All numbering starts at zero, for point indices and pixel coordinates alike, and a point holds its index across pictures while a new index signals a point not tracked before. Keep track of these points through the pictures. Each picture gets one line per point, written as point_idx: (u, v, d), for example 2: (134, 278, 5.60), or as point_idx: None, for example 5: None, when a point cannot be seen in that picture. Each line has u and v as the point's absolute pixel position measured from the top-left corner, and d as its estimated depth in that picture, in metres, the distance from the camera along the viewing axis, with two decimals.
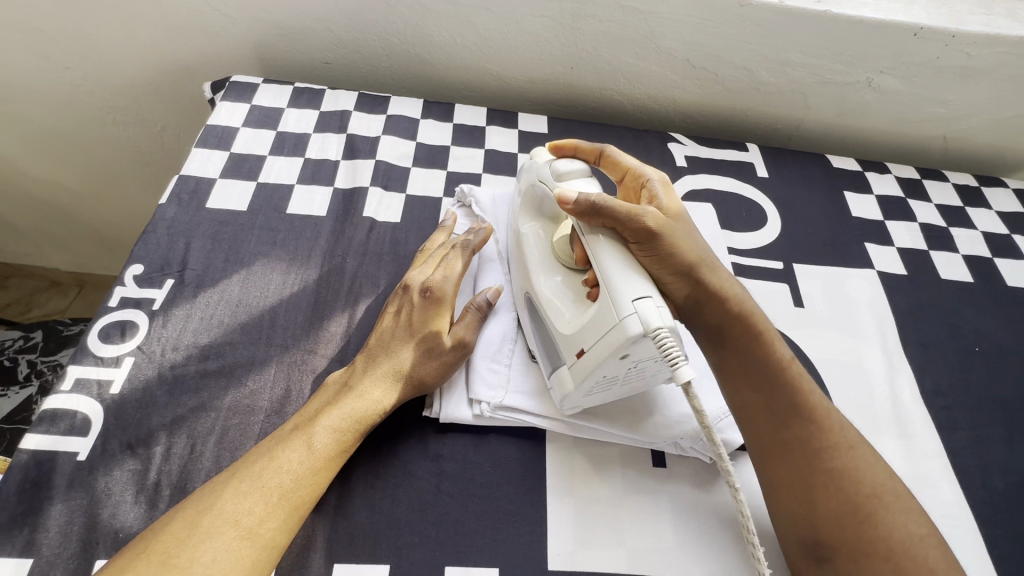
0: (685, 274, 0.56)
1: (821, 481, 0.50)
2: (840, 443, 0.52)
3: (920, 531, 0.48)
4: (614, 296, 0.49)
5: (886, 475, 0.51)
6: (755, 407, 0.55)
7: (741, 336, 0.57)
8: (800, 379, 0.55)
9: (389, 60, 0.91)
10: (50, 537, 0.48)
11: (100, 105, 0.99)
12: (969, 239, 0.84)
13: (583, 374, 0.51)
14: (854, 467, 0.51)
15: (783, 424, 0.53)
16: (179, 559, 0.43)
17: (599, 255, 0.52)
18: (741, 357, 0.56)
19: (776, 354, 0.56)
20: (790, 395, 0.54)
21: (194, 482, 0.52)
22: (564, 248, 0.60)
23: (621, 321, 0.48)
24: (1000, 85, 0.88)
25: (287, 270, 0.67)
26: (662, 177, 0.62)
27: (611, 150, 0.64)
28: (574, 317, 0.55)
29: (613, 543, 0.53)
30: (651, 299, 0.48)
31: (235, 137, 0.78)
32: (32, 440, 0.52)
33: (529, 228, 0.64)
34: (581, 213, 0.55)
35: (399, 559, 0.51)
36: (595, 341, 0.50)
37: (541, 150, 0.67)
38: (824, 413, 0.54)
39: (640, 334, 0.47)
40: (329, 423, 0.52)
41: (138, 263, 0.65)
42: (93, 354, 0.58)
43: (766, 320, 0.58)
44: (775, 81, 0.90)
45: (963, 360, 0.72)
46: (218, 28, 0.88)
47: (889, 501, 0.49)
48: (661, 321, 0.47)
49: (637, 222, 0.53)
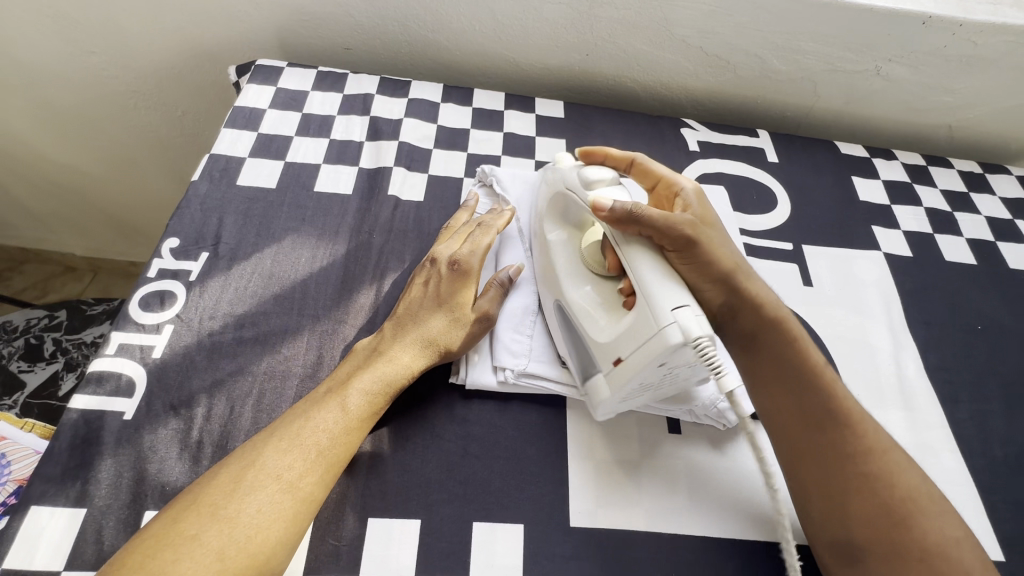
0: (718, 282, 0.57)
1: (854, 484, 0.50)
2: (875, 447, 0.52)
3: (955, 534, 0.48)
4: (653, 306, 0.50)
5: (921, 478, 0.51)
6: (785, 414, 0.55)
7: (772, 344, 0.57)
8: (833, 387, 0.55)
9: (408, 46, 0.93)
10: (102, 489, 0.51)
11: (123, 90, 1.02)
12: (973, 223, 0.86)
13: (619, 381, 0.53)
14: (889, 473, 0.51)
15: (814, 429, 0.53)
16: (227, 510, 0.45)
17: (635, 263, 0.54)
18: (773, 365, 0.57)
19: (809, 360, 0.56)
20: (823, 402, 0.54)
21: (235, 441, 0.55)
22: (595, 255, 0.61)
23: (661, 331, 0.49)
24: (1005, 74, 0.90)
25: (317, 245, 0.69)
26: (696, 187, 0.63)
27: (643, 158, 0.66)
28: (608, 326, 0.56)
29: (631, 503, 0.56)
30: (689, 308, 0.49)
31: (262, 119, 0.80)
32: (80, 400, 0.55)
33: (555, 235, 0.66)
34: (616, 220, 0.55)
35: (430, 514, 0.53)
36: (634, 350, 0.51)
37: (566, 155, 0.68)
38: (858, 418, 0.54)
39: (681, 343, 0.47)
40: (361, 386, 0.55)
41: (174, 236, 0.67)
42: (134, 321, 0.60)
43: (800, 328, 0.58)
44: (785, 69, 0.92)
45: (966, 338, 0.74)
46: (242, 14, 0.90)
47: (924, 506, 0.49)
48: (701, 330, 0.48)
49: (673, 229, 0.55)
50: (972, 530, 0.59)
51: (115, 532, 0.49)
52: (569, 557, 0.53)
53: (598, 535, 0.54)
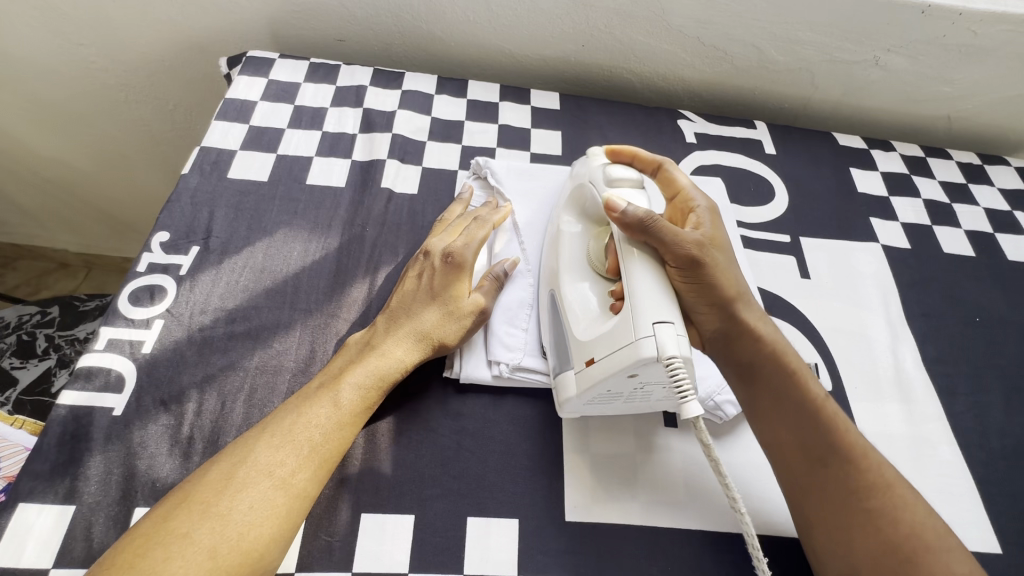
0: (721, 307, 0.55)
1: (855, 520, 0.49)
2: (878, 482, 0.51)
3: (962, 570, 0.46)
4: (636, 313, 0.49)
5: (927, 513, 0.50)
6: (786, 445, 0.54)
7: (773, 374, 0.55)
8: (836, 421, 0.54)
9: (402, 37, 0.92)
10: (91, 485, 0.50)
11: (113, 83, 1.00)
12: (972, 215, 0.86)
13: (588, 383, 0.52)
14: (893, 507, 0.49)
15: (817, 462, 0.52)
16: (218, 508, 0.44)
17: (631, 271, 0.52)
18: (774, 395, 0.55)
19: (810, 394, 0.54)
20: (826, 436, 0.53)
21: (226, 436, 0.54)
22: (599, 256, 0.60)
23: (636, 341, 0.48)
24: (1005, 63, 0.90)
25: (309, 239, 0.68)
26: (710, 205, 0.61)
27: (670, 167, 0.63)
28: (591, 325, 0.55)
29: (627, 497, 0.56)
30: (672, 326, 0.48)
31: (254, 111, 0.79)
32: (69, 396, 0.54)
33: (570, 227, 0.64)
34: (627, 225, 0.54)
35: (423, 509, 0.53)
36: (606, 355, 0.50)
37: (597, 150, 0.66)
38: (862, 451, 0.52)
39: (653, 358, 0.47)
40: (354, 380, 0.54)
41: (164, 230, 0.66)
42: (124, 316, 0.59)
43: (797, 360, 0.57)
44: (783, 60, 0.91)
45: (964, 330, 0.74)
46: (232, 6, 0.88)
47: (930, 542, 0.48)
48: (677, 350, 0.47)
49: (679, 247, 0.53)
50: (969, 523, 0.58)
51: (104, 529, 0.49)
52: (564, 552, 0.53)
53: (594, 530, 0.54)
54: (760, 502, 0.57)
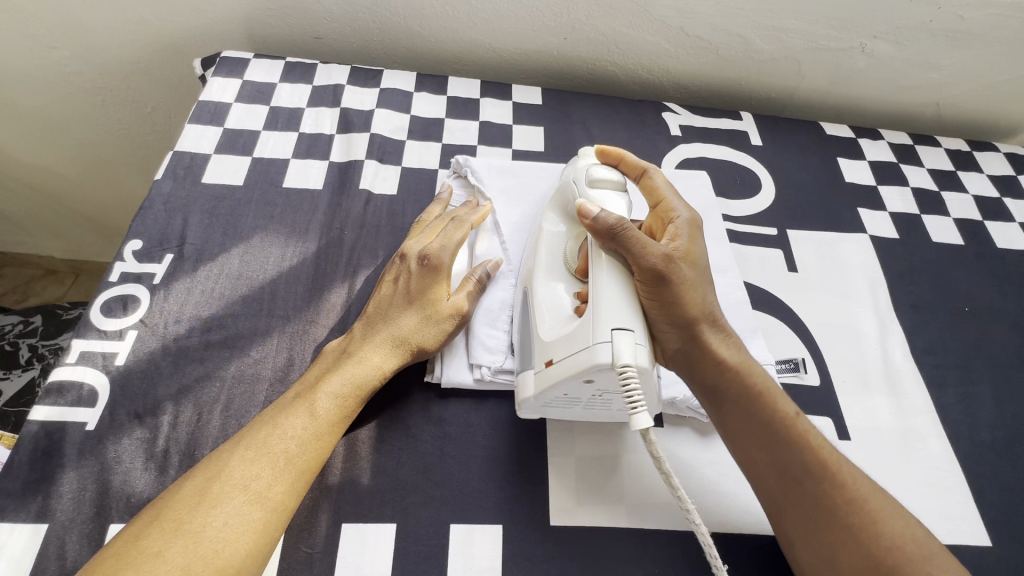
0: (683, 327, 0.53)
1: (834, 537, 0.48)
2: (855, 497, 0.49)
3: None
4: (597, 320, 0.49)
5: (906, 523, 0.48)
6: (760, 465, 0.52)
7: (738, 393, 0.54)
8: (807, 437, 0.52)
9: (380, 35, 0.90)
10: (63, 503, 0.49)
11: (88, 87, 0.98)
12: (960, 203, 0.85)
13: (546, 386, 0.51)
14: (871, 521, 0.48)
15: (792, 482, 0.50)
16: (192, 525, 0.43)
17: (597, 278, 0.52)
18: (742, 416, 0.53)
19: (781, 412, 0.53)
20: (797, 455, 0.51)
21: (203, 449, 0.53)
22: (573, 256, 0.59)
23: (592, 346, 0.48)
24: (991, 47, 0.89)
25: (286, 243, 0.67)
26: (692, 217, 0.59)
27: (655, 174, 0.62)
28: (556, 325, 0.54)
29: (612, 499, 0.55)
30: (631, 334, 0.48)
31: (229, 113, 0.77)
32: (41, 412, 0.53)
33: (555, 228, 0.62)
34: (598, 232, 0.53)
35: (405, 518, 0.52)
36: (566, 356, 0.50)
37: (588, 151, 0.64)
38: (836, 466, 0.50)
39: (608, 365, 0.47)
40: (331, 390, 0.53)
41: (136, 238, 0.65)
42: (97, 328, 0.58)
43: (764, 377, 0.55)
44: (769, 49, 0.90)
45: (953, 320, 0.73)
46: (205, 5, 0.87)
47: (910, 554, 0.46)
48: (632, 359, 0.46)
49: (646, 259, 0.51)
50: (959, 516, 0.58)
51: (78, 547, 0.48)
52: (550, 558, 0.52)
53: (578, 534, 0.53)
54: (748, 502, 0.57)
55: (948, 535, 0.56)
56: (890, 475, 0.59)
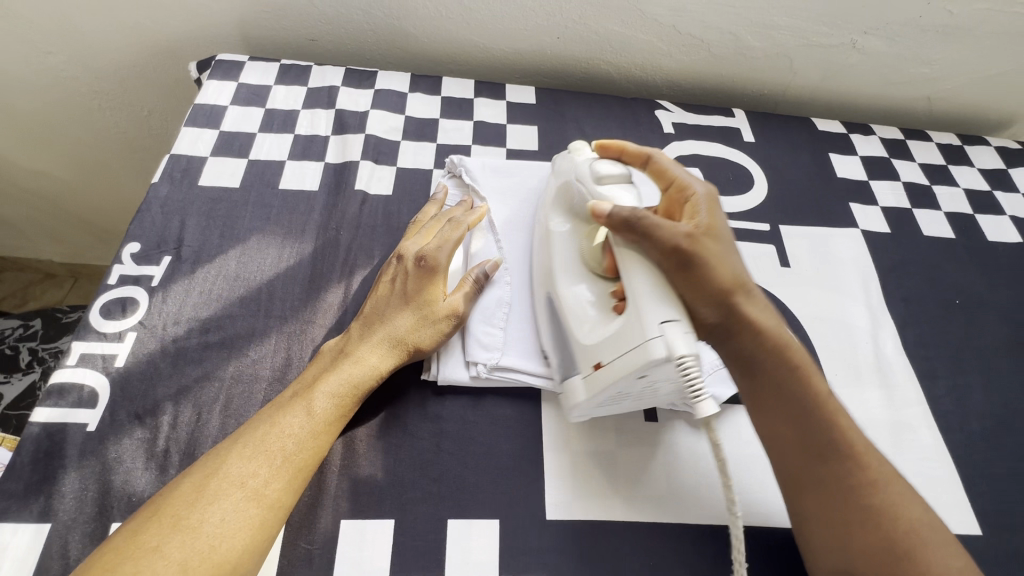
0: (719, 302, 0.53)
1: (855, 516, 0.48)
2: (877, 480, 0.50)
3: (958, 564, 0.47)
4: (642, 317, 0.49)
5: (923, 508, 0.49)
6: (786, 442, 0.52)
7: (776, 370, 0.53)
8: (838, 420, 0.52)
9: (375, 36, 0.90)
10: (65, 503, 0.50)
11: (85, 91, 0.99)
12: (951, 196, 0.86)
13: (598, 387, 0.52)
14: (892, 503, 0.49)
15: (814, 459, 0.51)
16: (190, 520, 0.44)
17: (631, 274, 0.52)
18: (776, 393, 0.53)
19: (812, 387, 0.53)
20: (825, 431, 0.51)
21: (202, 448, 0.54)
22: (594, 256, 0.59)
23: (645, 342, 0.48)
24: (980, 41, 0.90)
25: (283, 244, 0.68)
26: (710, 191, 0.59)
27: (659, 157, 0.62)
28: (594, 328, 0.54)
29: (607, 492, 0.56)
30: (679, 324, 0.49)
31: (224, 116, 0.78)
32: (42, 414, 0.54)
33: (560, 227, 0.63)
34: (614, 226, 0.55)
35: (404, 513, 0.53)
36: (614, 357, 0.50)
37: (584, 145, 0.65)
38: (863, 450, 0.51)
39: (664, 359, 0.47)
40: (328, 389, 0.54)
41: (135, 241, 0.65)
42: (96, 331, 0.59)
43: (805, 354, 0.54)
44: (760, 46, 0.90)
45: (944, 313, 0.74)
46: (200, 8, 0.87)
47: (927, 538, 0.48)
48: (688, 348, 0.48)
49: (667, 243, 0.53)
50: (950, 505, 0.59)
51: (80, 545, 0.48)
52: (546, 551, 0.53)
53: (574, 527, 0.54)
54: (741, 494, 0.57)
55: None
56: None
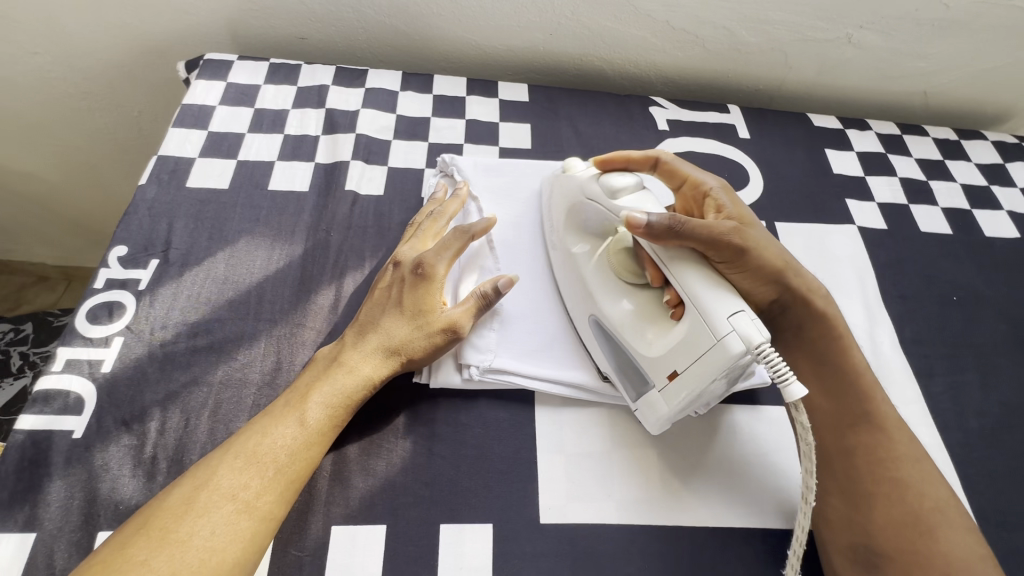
0: (773, 282, 0.58)
1: (884, 489, 0.52)
2: (906, 455, 0.54)
3: (980, 550, 0.49)
4: (708, 316, 0.50)
5: (948, 493, 0.52)
6: (831, 427, 0.56)
7: (820, 341, 0.59)
8: (874, 390, 0.57)
9: (365, 34, 0.89)
10: (51, 512, 0.49)
11: (73, 92, 0.97)
12: (948, 191, 0.85)
13: (679, 396, 0.52)
14: (920, 480, 0.52)
15: (849, 432, 0.55)
16: (179, 533, 0.43)
17: (684, 281, 0.52)
18: (817, 364, 0.59)
19: (853, 361, 0.58)
20: (863, 403, 0.56)
21: (190, 455, 0.53)
22: (626, 267, 0.59)
23: (721, 340, 0.49)
24: (976, 35, 0.89)
25: (272, 246, 0.67)
26: (722, 183, 0.62)
27: (667, 158, 0.64)
28: (658, 338, 0.54)
29: (602, 495, 0.55)
30: (745, 313, 0.49)
31: (212, 116, 0.77)
32: (27, 421, 0.53)
33: (579, 249, 0.63)
34: (656, 237, 0.53)
35: (395, 519, 0.52)
36: (692, 363, 0.51)
37: (574, 162, 0.66)
38: (895, 426, 0.55)
39: (744, 352, 0.48)
40: (321, 398, 0.53)
41: (121, 244, 0.64)
42: (82, 336, 0.58)
43: (841, 323, 0.60)
44: (754, 41, 0.89)
45: (942, 309, 0.73)
46: (187, 6, 0.86)
47: (951, 518, 0.51)
48: (761, 335, 0.48)
49: (719, 239, 0.54)
50: None
51: (67, 554, 0.48)
52: (541, 554, 0.52)
53: (570, 530, 0.53)
54: (737, 495, 0.57)
55: None
56: None
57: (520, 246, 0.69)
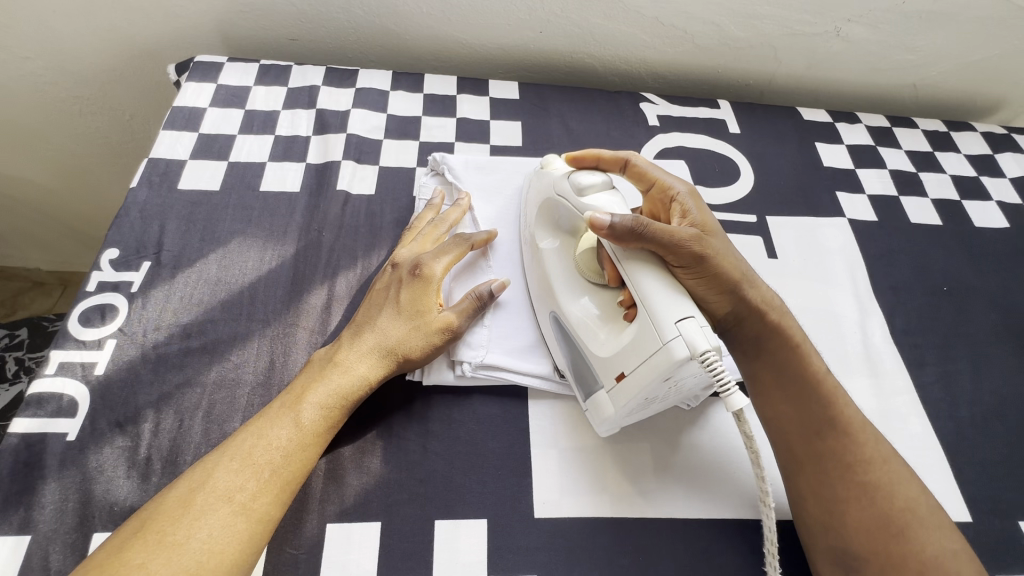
0: (729, 295, 0.55)
1: (854, 493, 0.51)
2: (875, 457, 0.53)
3: (953, 546, 0.49)
4: (656, 319, 0.49)
5: (921, 491, 0.52)
6: (795, 434, 0.55)
7: (778, 352, 0.56)
8: (837, 397, 0.55)
9: (355, 34, 0.89)
10: (45, 514, 0.49)
11: (64, 97, 0.97)
12: (938, 182, 0.86)
13: (626, 398, 0.51)
14: (889, 482, 0.52)
15: (817, 439, 0.54)
16: (175, 536, 0.44)
17: (636, 279, 0.52)
18: (778, 374, 0.56)
19: (812, 368, 0.56)
20: (827, 411, 0.54)
21: (185, 456, 0.53)
22: (590, 265, 0.59)
23: (666, 345, 0.48)
24: (964, 26, 0.89)
25: (264, 247, 0.67)
26: (690, 188, 0.61)
27: (637, 160, 0.62)
28: (610, 339, 0.54)
29: (597, 489, 0.56)
30: (694, 319, 0.48)
31: (203, 118, 0.77)
32: (20, 424, 0.53)
33: (548, 243, 0.63)
34: (617, 237, 0.52)
35: (390, 516, 0.52)
36: (638, 365, 0.50)
37: (555, 159, 0.66)
38: (861, 428, 0.54)
39: (688, 358, 0.47)
40: (317, 399, 0.53)
41: (113, 247, 0.65)
42: (74, 339, 0.58)
43: (801, 333, 0.58)
44: (744, 36, 0.90)
45: (932, 300, 0.74)
46: (177, 9, 0.86)
47: (924, 518, 0.50)
48: (709, 343, 0.47)
49: (678, 246, 0.52)
50: (940, 492, 0.59)
51: (62, 556, 0.48)
52: (536, 549, 0.52)
53: (565, 524, 0.54)
54: (731, 486, 0.57)
55: None
56: None
57: (509, 244, 0.69)
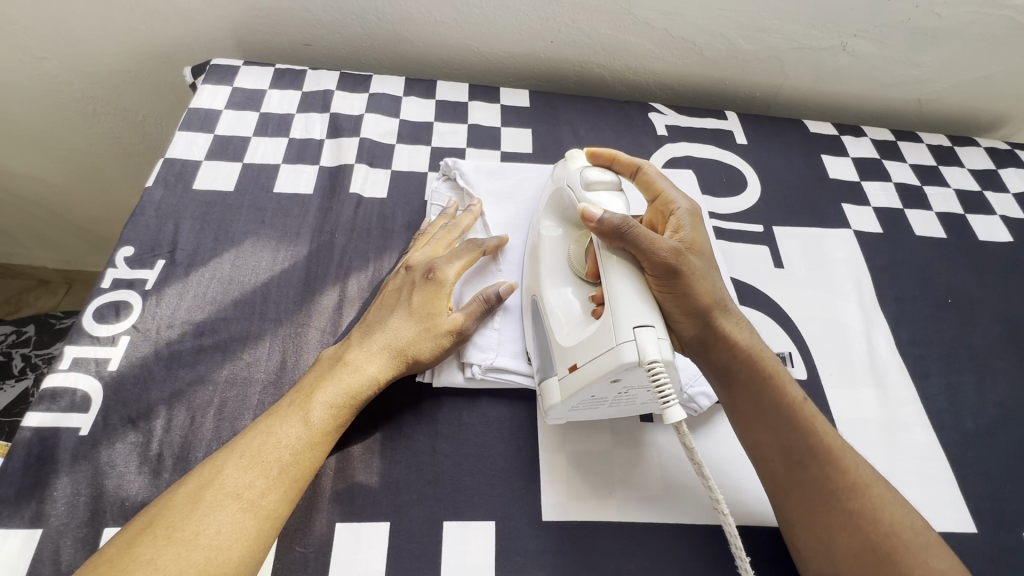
0: (700, 315, 0.55)
1: (839, 518, 0.50)
2: (857, 482, 0.51)
3: (941, 567, 0.47)
4: (618, 321, 0.49)
5: (905, 511, 0.50)
6: (767, 449, 0.54)
7: (751, 378, 0.56)
8: (812, 420, 0.54)
9: (369, 41, 0.91)
10: (57, 509, 0.49)
11: (78, 97, 0.98)
12: (943, 196, 0.87)
13: (573, 390, 0.51)
14: (872, 507, 0.50)
15: (798, 464, 0.53)
16: (183, 532, 0.44)
17: (611, 278, 0.52)
18: (753, 399, 0.56)
19: (787, 395, 0.55)
20: (802, 436, 0.54)
21: (196, 452, 0.54)
22: (579, 259, 0.60)
23: (618, 348, 0.48)
24: (968, 43, 0.91)
25: (277, 248, 0.68)
26: (690, 206, 0.61)
27: (647, 168, 0.63)
28: (574, 330, 0.54)
29: (603, 493, 0.56)
30: (653, 329, 0.48)
31: (219, 120, 0.78)
32: (34, 418, 0.53)
33: (551, 233, 0.63)
34: (604, 234, 0.54)
35: (399, 516, 0.53)
36: (590, 359, 0.50)
37: (577, 152, 0.66)
38: (840, 452, 0.53)
39: (635, 363, 0.47)
40: (325, 398, 0.53)
41: (129, 244, 0.65)
42: (89, 334, 0.59)
43: (775, 361, 0.58)
44: (751, 49, 0.91)
45: (937, 313, 0.74)
46: (194, 13, 0.87)
47: (909, 541, 0.49)
48: (659, 354, 0.47)
49: (655, 253, 0.53)
50: (946, 503, 0.59)
51: (73, 550, 0.48)
52: (543, 552, 0.52)
53: (571, 528, 0.54)
54: (736, 493, 0.58)
55: (932, 521, 0.57)
56: (877, 465, 0.60)
57: (518, 248, 0.70)
